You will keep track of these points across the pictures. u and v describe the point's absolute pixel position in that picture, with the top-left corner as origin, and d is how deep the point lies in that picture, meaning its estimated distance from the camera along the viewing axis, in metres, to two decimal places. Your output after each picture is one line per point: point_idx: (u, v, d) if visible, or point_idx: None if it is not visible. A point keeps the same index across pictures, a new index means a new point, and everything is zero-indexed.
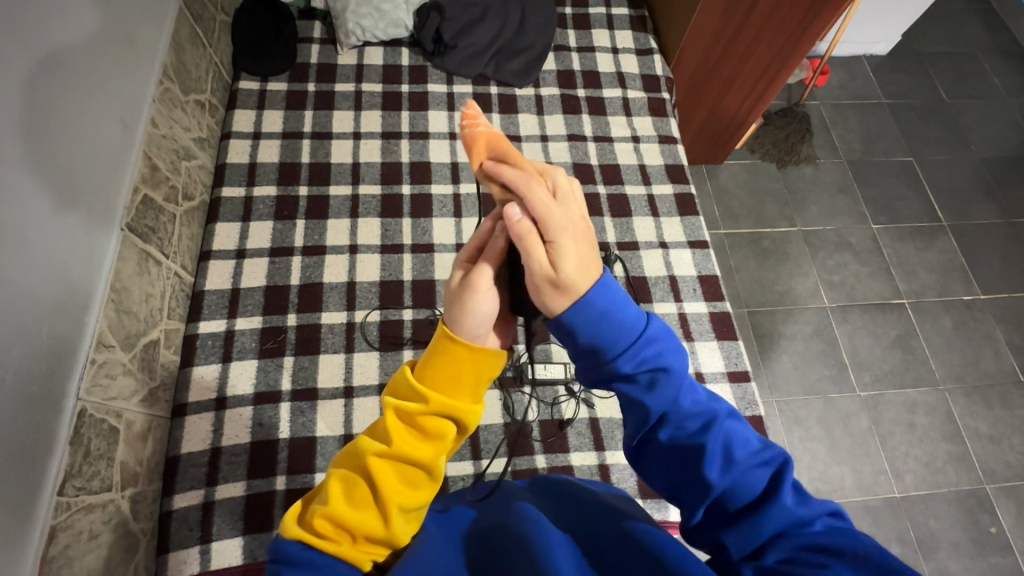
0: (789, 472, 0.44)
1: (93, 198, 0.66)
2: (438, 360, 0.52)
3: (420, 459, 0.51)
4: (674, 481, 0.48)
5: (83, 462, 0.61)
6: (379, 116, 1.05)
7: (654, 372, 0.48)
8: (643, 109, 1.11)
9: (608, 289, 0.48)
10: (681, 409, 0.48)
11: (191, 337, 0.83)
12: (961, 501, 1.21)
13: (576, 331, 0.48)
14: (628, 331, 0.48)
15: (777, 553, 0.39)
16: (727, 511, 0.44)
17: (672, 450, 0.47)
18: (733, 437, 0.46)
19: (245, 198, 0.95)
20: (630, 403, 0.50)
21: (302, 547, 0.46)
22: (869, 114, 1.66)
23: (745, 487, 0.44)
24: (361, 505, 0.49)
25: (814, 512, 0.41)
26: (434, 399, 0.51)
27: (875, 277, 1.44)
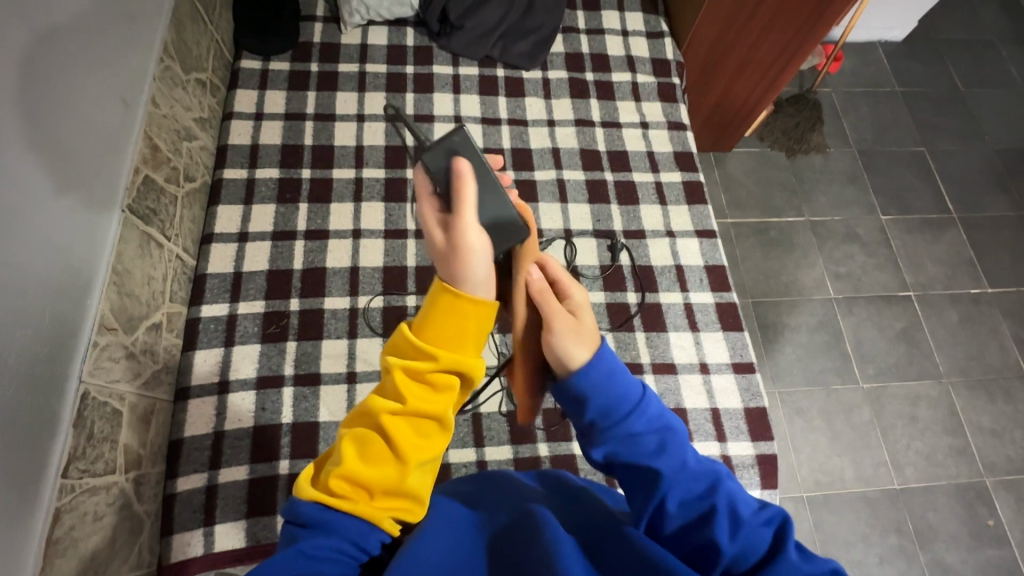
0: (792, 530, 0.44)
1: (93, 179, 0.65)
2: (441, 314, 0.50)
3: (430, 412, 0.49)
4: (684, 552, 0.46)
5: (87, 445, 0.61)
6: (383, 98, 1.03)
7: (658, 438, 0.49)
8: (652, 94, 1.09)
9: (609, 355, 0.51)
10: (686, 472, 0.48)
11: (193, 320, 0.83)
12: (960, 494, 1.22)
13: (584, 396, 0.50)
14: (629, 395, 0.50)
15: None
16: (737, 575, 0.43)
17: (683, 517, 0.46)
18: (736, 497, 0.47)
19: (248, 180, 0.93)
20: (637, 471, 0.49)
21: (318, 508, 0.46)
22: (882, 103, 1.63)
23: (753, 547, 0.43)
24: (374, 463, 0.48)
25: (820, 567, 0.41)
26: (443, 356, 0.49)
27: (882, 269, 1.42)
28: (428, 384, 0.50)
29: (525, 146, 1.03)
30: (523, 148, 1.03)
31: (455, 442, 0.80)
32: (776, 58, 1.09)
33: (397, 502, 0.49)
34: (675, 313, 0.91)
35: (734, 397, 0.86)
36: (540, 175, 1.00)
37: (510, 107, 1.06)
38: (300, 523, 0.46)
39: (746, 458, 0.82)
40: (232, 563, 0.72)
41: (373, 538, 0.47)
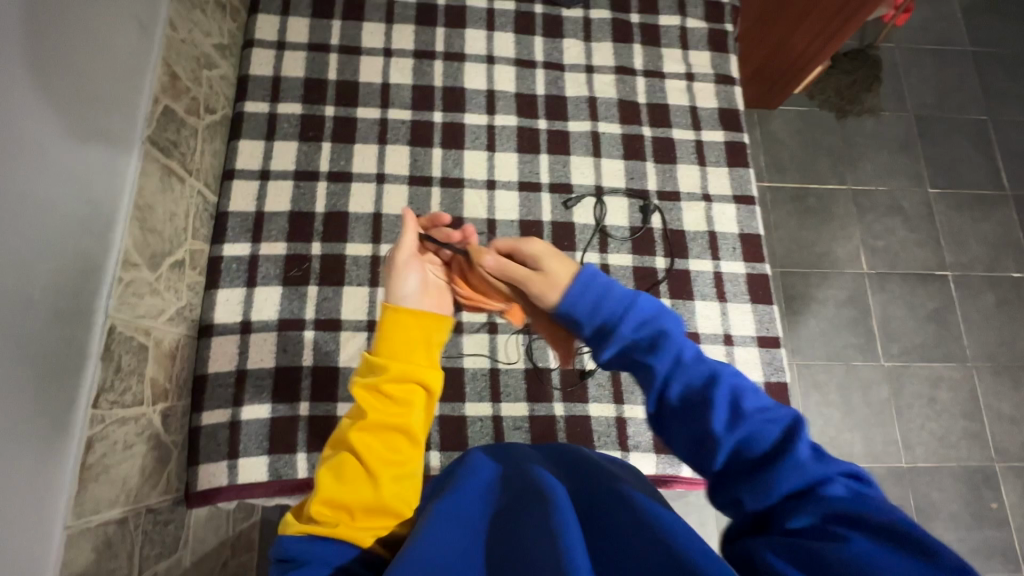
0: (803, 430, 0.41)
1: (110, 104, 0.62)
2: (389, 331, 0.58)
3: (395, 425, 0.54)
4: (687, 445, 0.45)
5: (115, 378, 0.62)
6: (412, 31, 0.96)
7: (654, 336, 0.48)
8: (702, 43, 1.00)
9: (595, 274, 0.51)
10: (684, 367, 0.46)
11: (216, 259, 0.82)
12: (968, 476, 1.22)
13: (577, 313, 0.49)
14: (617, 304, 0.49)
15: (801, 519, 0.37)
16: (744, 463, 0.41)
17: (683, 408, 0.45)
18: (742, 392, 0.44)
19: (269, 115, 0.90)
20: (638, 371, 0.48)
21: (302, 540, 0.47)
22: (948, 63, 1.50)
23: (757, 439, 0.41)
24: (348, 483, 0.51)
25: (831, 469, 0.39)
26: (393, 367, 0.56)
27: (922, 246, 1.36)
28: (387, 395, 0.55)
29: (559, 93, 0.96)
30: (558, 95, 0.96)
31: (472, 395, 0.81)
32: (840, 9, 1.00)
33: (378, 521, 0.51)
34: (703, 281, 0.88)
35: (756, 369, 0.84)
36: (574, 126, 0.95)
37: (546, 49, 0.98)
38: (284, 560, 0.46)
39: None
40: (256, 494, 0.75)
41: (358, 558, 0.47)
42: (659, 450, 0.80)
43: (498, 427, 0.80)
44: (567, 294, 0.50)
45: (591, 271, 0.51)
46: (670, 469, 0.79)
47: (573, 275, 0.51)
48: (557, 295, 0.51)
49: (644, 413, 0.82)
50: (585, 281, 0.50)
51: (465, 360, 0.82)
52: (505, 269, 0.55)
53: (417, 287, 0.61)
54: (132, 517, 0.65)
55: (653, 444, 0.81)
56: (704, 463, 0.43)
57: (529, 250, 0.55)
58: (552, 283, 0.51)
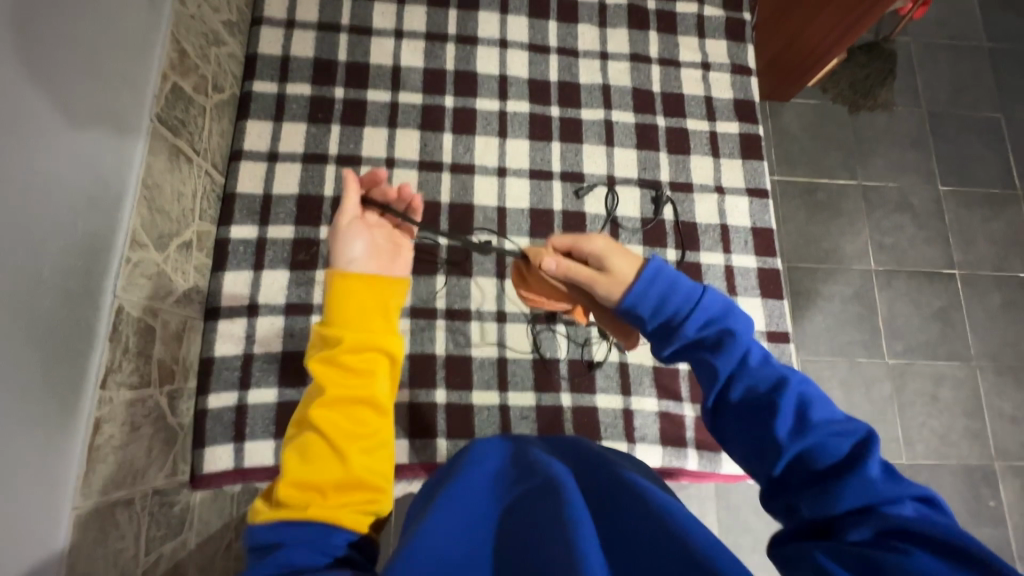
0: (876, 445, 0.42)
1: (119, 79, 0.61)
2: (338, 300, 0.57)
3: (356, 396, 0.54)
4: (745, 447, 0.47)
5: (123, 358, 0.61)
6: (424, 13, 0.94)
7: (718, 336, 0.51)
8: (718, 32, 0.98)
9: (662, 268, 0.54)
10: (751, 369, 0.49)
11: (223, 241, 0.81)
12: (967, 474, 1.23)
13: (641, 311, 0.53)
14: (686, 300, 0.52)
15: (860, 531, 0.38)
16: (809, 471, 0.42)
17: (744, 408, 0.47)
18: (810, 402, 0.46)
19: (278, 95, 0.88)
20: (701, 370, 0.51)
21: (274, 526, 0.47)
22: (964, 59, 1.48)
23: (824, 450, 0.43)
24: (314, 463, 0.50)
25: (902, 489, 0.39)
26: (348, 338, 0.55)
27: (930, 244, 1.35)
28: (343, 367, 0.54)
29: (573, 80, 0.95)
30: (571, 82, 0.95)
31: (479, 383, 0.81)
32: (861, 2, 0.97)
33: (351, 496, 0.50)
34: (714, 274, 0.87)
35: None
36: (587, 114, 0.93)
37: (560, 34, 0.96)
38: (259, 546, 0.46)
39: None
40: (261, 477, 0.75)
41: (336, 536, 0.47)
42: (665, 442, 0.80)
43: (505, 416, 0.80)
44: (633, 290, 0.53)
45: (657, 266, 0.54)
46: (676, 461, 0.79)
47: (639, 269, 0.54)
48: (621, 291, 0.54)
49: (651, 405, 0.81)
50: (649, 276, 0.53)
51: (472, 348, 0.82)
52: (567, 269, 0.58)
53: (364, 251, 0.61)
54: (138, 498, 0.64)
55: (659, 436, 0.81)
56: (763, 465, 0.45)
57: (592, 247, 0.58)
58: (618, 280, 0.55)
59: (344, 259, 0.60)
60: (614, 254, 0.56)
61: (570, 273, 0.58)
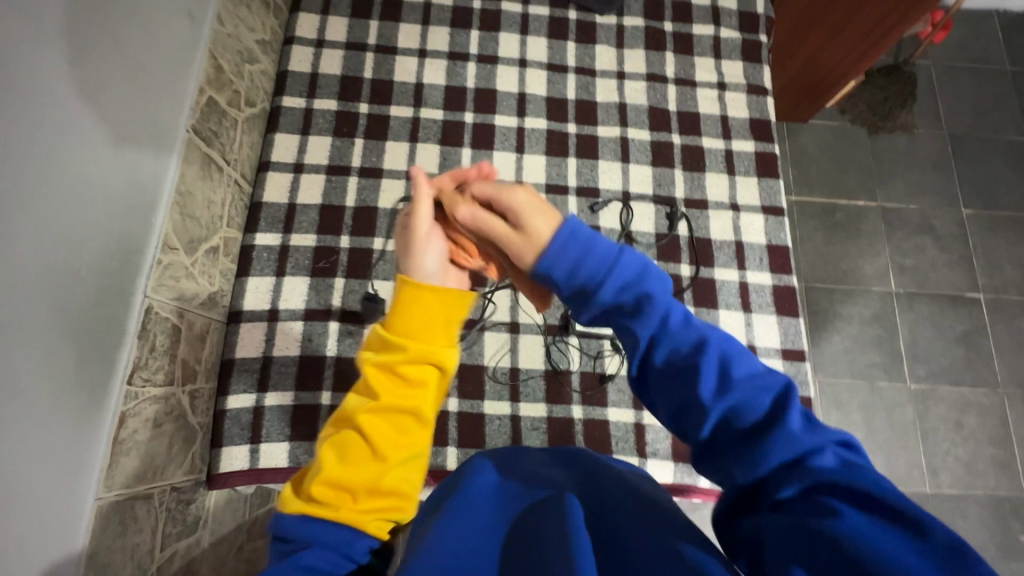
0: (793, 398, 0.41)
1: (160, 92, 0.65)
2: (405, 307, 0.55)
3: (408, 408, 0.54)
4: (672, 412, 0.44)
5: (150, 357, 0.64)
6: (447, 33, 0.98)
7: (637, 300, 0.46)
8: (735, 53, 1.00)
9: (578, 227, 0.47)
10: (671, 330, 0.45)
11: (248, 247, 0.84)
12: (995, 506, 1.18)
13: (556, 276, 0.46)
14: (600, 260, 0.46)
15: (790, 491, 0.36)
16: (734, 432, 0.41)
17: (669, 372, 0.44)
18: (732, 358, 0.43)
19: (305, 110, 0.92)
20: (622, 335, 0.47)
21: (301, 521, 0.49)
22: (986, 82, 1.47)
23: (748, 408, 0.41)
24: (353, 463, 0.52)
25: (823, 440, 0.38)
26: (411, 347, 0.54)
27: (953, 266, 1.33)
28: (400, 377, 0.54)
29: (590, 98, 0.97)
30: (588, 100, 0.97)
31: (491, 394, 0.81)
32: (875, 26, 0.98)
33: (381, 501, 0.53)
34: (729, 291, 0.87)
35: None
36: (603, 131, 0.95)
37: (578, 54, 0.99)
38: (283, 537, 0.49)
39: None
40: (275, 480, 0.76)
41: (359, 543, 0.50)
42: (677, 458, 0.80)
43: (516, 427, 0.80)
44: (548, 253, 0.46)
45: (573, 226, 0.47)
46: (687, 478, 0.78)
47: (555, 228, 0.47)
48: (534, 256, 0.47)
49: None
50: (565, 239, 0.46)
51: (485, 357, 0.83)
52: (484, 224, 0.49)
53: (439, 265, 0.57)
54: (157, 494, 0.66)
55: (671, 451, 0.80)
56: (693, 427, 0.43)
57: (512, 203, 0.49)
58: (533, 242, 0.47)
59: (416, 266, 0.56)
60: (529, 211, 0.48)
61: (489, 231, 0.50)
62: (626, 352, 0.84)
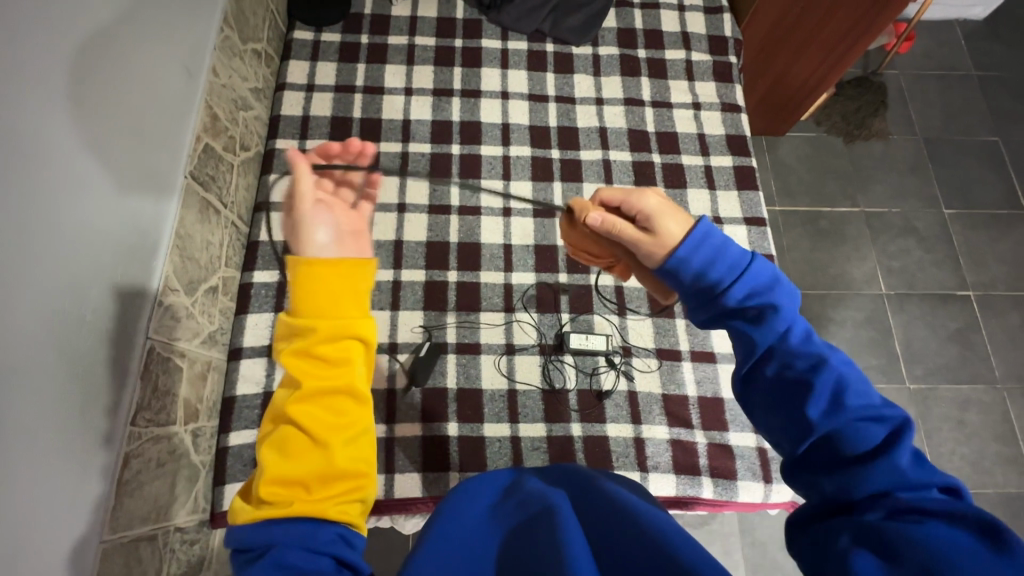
0: (909, 433, 0.43)
1: (158, 141, 0.68)
2: (303, 287, 0.53)
3: (336, 387, 0.51)
4: (777, 420, 0.48)
5: (152, 397, 0.65)
6: (431, 71, 1.03)
7: (761, 307, 0.51)
8: (707, 74, 1.05)
9: (711, 232, 0.53)
10: (791, 345, 0.49)
11: (246, 285, 0.87)
12: (1006, 504, 1.17)
13: (682, 273, 0.53)
14: (731, 268, 0.52)
15: (879, 509, 0.39)
16: (835, 453, 0.44)
17: (777, 384, 0.48)
18: (848, 384, 0.46)
19: (298, 151, 0.96)
20: (740, 341, 0.52)
21: (263, 525, 0.45)
22: (954, 87, 1.52)
23: (857, 434, 0.44)
24: (297, 456, 0.49)
25: (930, 478, 0.40)
26: (323, 325, 0.52)
27: (940, 266, 1.35)
28: (321, 358, 0.51)
29: (571, 124, 1.01)
30: (569, 126, 1.01)
31: (490, 416, 0.82)
32: (847, 32, 1.03)
33: (338, 486, 0.48)
34: None
35: None
36: (586, 155, 0.99)
37: (557, 83, 1.04)
38: (243, 546, 0.45)
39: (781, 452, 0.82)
40: None
41: (328, 531, 0.46)
42: (679, 470, 0.80)
43: (516, 448, 0.81)
44: (678, 252, 0.53)
45: (706, 231, 0.53)
46: (690, 490, 0.78)
47: (688, 232, 0.54)
48: (666, 254, 0.54)
49: (662, 434, 0.82)
50: (698, 241, 0.53)
51: (483, 380, 0.84)
52: (612, 226, 0.57)
53: (333, 238, 0.57)
54: (161, 535, 0.67)
55: (672, 464, 0.80)
56: (790, 440, 0.47)
57: (644, 205, 0.57)
58: (665, 243, 0.54)
59: (307, 246, 0.55)
60: (665, 215, 0.56)
61: (615, 229, 0.57)
62: (621, 367, 0.86)
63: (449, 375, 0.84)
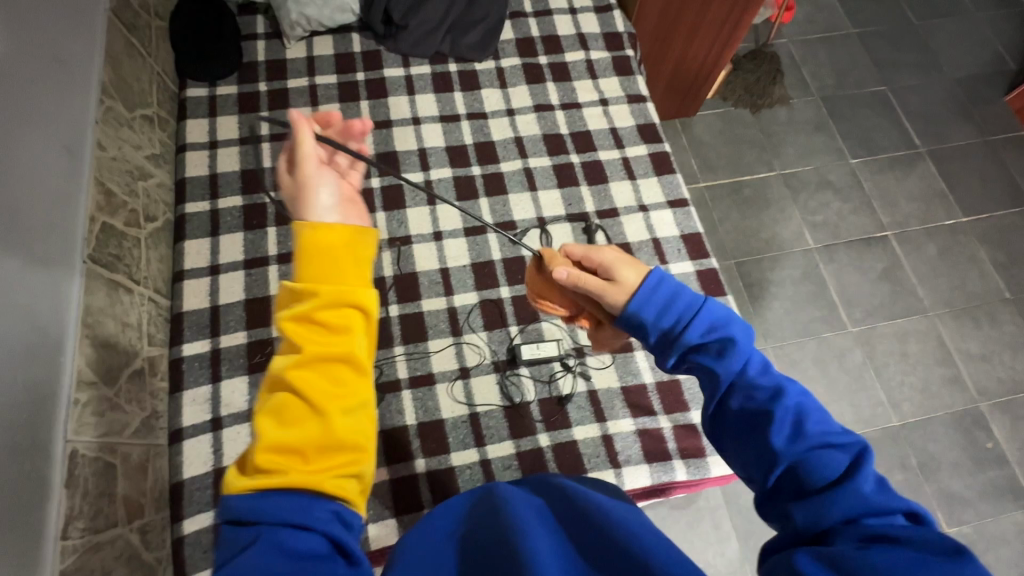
0: (868, 459, 0.44)
1: (46, 229, 0.63)
2: (308, 254, 0.48)
3: (337, 355, 0.47)
4: (745, 451, 0.49)
5: (84, 503, 0.60)
6: (337, 109, 1.01)
7: (722, 343, 0.53)
8: (608, 70, 1.08)
9: (665, 277, 0.56)
10: (750, 378, 0.51)
11: (176, 361, 0.82)
12: (957, 421, 1.25)
13: (644, 314, 0.55)
14: (690, 306, 0.55)
15: (850, 536, 0.39)
16: (800, 484, 0.45)
17: (744, 418, 0.50)
18: (806, 412, 0.48)
19: (211, 212, 0.92)
20: (704, 376, 0.53)
21: (254, 497, 0.42)
22: (838, 47, 1.63)
23: (820, 464, 0.45)
24: (296, 425, 0.45)
25: (893, 501, 0.41)
26: (324, 291, 0.47)
27: (858, 213, 1.44)
28: (324, 325, 0.47)
29: (487, 139, 1.01)
30: (486, 141, 1.01)
31: (456, 444, 0.80)
32: (735, 4, 1.07)
33: (336, 458, 0.45)
34: None
35: None
36: (506, 166, 0.99)
37: (466, 101, 1.04)
38: (235, 521, 0.41)
39: None
40: None
41: (320, 507, 0.42)
42: (650, 459, 0.81)
43: (487, 470, 0.79)
44: (637, 300, 0.55)
45: (661, 275, 0.56)
46: (664, 476, 0.79)
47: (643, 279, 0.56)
48: (627, 302, 0.56)
49: (628, 426, 0.82)
50: (655, 288, 0.55)
51: (442, 410, 0.82)
52: (578, 279, 0.58)
53: (334, 200, 0.54)
54: None
55: (643, 454, 0.81)
56: (761, 474, 0.47)
57: (602, 258, 0.59)
58: (625, 290, 0.56)
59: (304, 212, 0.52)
60: (626, 263, 0.59)
61: (582, 284, 0.58)
62: (577, 369, 0.86)
63: (407, 412, 0.82)
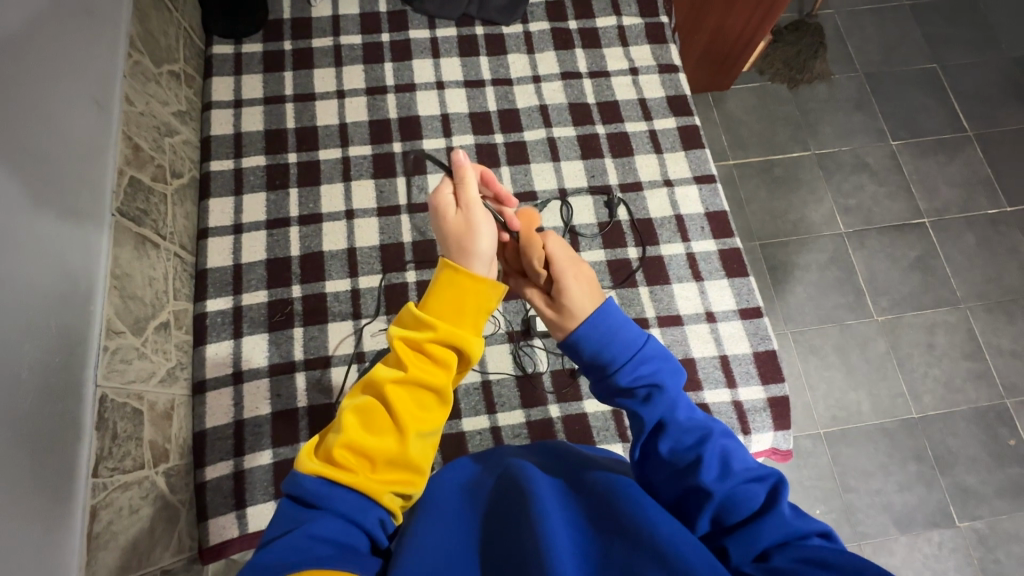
0: (784, 489, 0.46)
1: (76, 182, 0.64)
2: (441, 290, 0.54)
3: (430, 384, 0.52)
4: (674, 494, 0.49)
5: (112, 445, 0.63)
6: (361, 70, 1.00)
7: (649, 389, 0.54)
8: (640, 36, 1.04)
9: (613, 314, 0.57)
10: (678, 421, 0.52)
11: (201, 316, 0.84)
12: (980, 417, 1.22)
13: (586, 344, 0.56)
14: (627, 348, 0.55)
15: (784, 557, 0.40)
16: (727, 523, 0.45)
17: (671, 460, 0.50)
18: (730, 452, 0.50)
19: (235, 170, 0.93)
20: (631, 417, 0.55)
21: (323, 484, 0.47)
22: (888, 20, 1.54)
23: (745, 498, 0.46)
24: (375, 432, 0.50)
25: (811, 525, 0.43)
26: (443, 328, 0.53)
27: (894, 198, 1.38)
28: (429, 355, 0.52)
29: (511, 106, 0.99)
30: (510, 108, 0.99)
31: (468, 411, 0.82)
32: None
33: (396, 475, 0.51)
34: (677, 264, 0.90)
35: (742, 342, 0.86)
36: (529, 135, 0.97)
37: (491, 66, 1.02)
38: (303, 500, 0.47)
39: (757, 402, 0.83)
40: None
41: (371, 514, 0.48)
42: None
43: (497, 437, 0.81)
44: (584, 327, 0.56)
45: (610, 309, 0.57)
46: None
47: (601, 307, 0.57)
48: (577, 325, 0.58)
49: None
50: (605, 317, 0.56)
51: None
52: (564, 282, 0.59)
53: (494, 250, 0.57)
54: None
55: None
56: (693, 516, 0.47)
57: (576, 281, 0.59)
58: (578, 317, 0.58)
59: (469, 256, 0.55)
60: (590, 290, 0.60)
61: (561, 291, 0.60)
62: None
63: None
